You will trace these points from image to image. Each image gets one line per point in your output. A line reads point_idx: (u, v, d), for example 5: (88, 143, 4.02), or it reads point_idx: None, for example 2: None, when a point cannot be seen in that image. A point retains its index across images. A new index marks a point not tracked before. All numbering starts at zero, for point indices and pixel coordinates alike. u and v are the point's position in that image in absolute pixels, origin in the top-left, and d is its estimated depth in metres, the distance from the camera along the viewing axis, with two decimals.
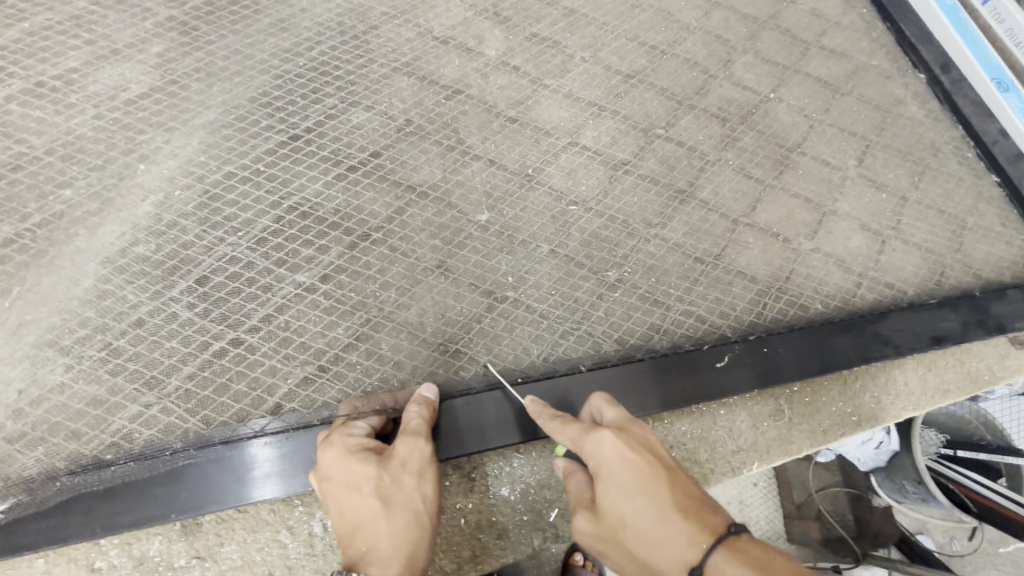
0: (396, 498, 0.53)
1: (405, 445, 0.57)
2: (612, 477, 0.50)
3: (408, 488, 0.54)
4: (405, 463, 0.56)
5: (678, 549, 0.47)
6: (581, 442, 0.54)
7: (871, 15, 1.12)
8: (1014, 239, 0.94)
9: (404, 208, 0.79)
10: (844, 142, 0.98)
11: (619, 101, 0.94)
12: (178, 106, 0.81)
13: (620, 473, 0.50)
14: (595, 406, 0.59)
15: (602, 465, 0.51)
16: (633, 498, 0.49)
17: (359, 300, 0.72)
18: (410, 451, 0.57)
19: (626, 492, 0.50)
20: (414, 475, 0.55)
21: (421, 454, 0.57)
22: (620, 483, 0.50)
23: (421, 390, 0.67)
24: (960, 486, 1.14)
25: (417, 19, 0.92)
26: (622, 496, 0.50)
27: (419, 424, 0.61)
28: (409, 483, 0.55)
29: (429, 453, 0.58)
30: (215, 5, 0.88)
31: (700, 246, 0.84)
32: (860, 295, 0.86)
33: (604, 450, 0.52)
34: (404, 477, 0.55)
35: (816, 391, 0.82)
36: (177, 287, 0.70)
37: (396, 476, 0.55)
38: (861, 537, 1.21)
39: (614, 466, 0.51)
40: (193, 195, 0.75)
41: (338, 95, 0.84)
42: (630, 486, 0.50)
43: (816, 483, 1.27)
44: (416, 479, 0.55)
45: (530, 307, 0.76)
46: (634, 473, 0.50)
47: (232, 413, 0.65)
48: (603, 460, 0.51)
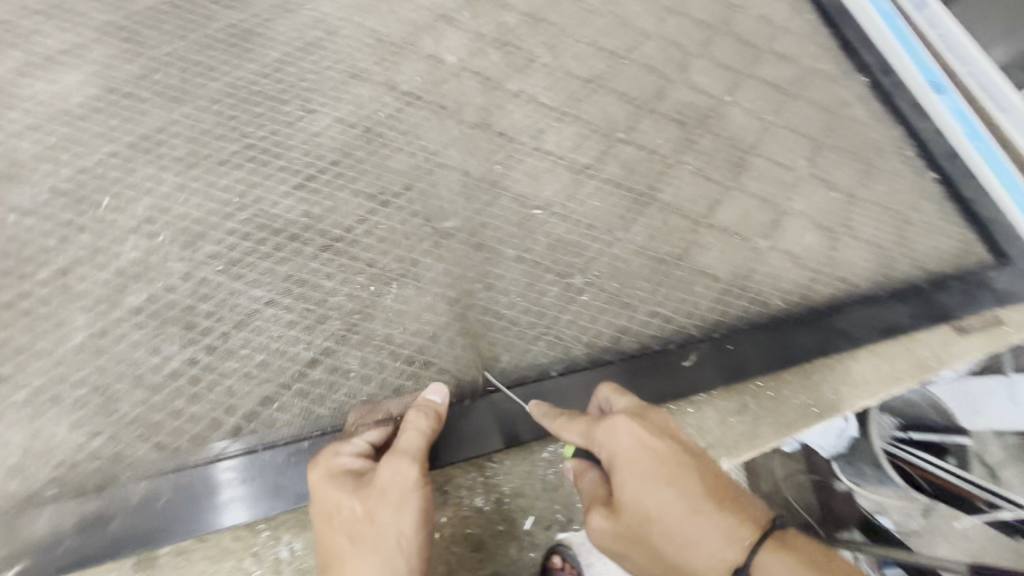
0: (368, 533, 0.50)
1: (386, 468, 0.53)
2: (631, 468, 0.51)
3: (383, 523, 0.51)
4: (381, 492, 0.52)
5: (711, 542, 0.48)
6: (596, 436, 0.54)
7: (816, 21, 1.17)
8: (953, 233, 1.00)
9: (367, 217, 0.77)
10: (796, 143, 1.01)
11: (580, 106, 0.94)
12: (121, 115, 0.76)
13: (641, 464, 0.51)
14: (603, 397, 0.59)
15: (620, 457, 0.52)
16: (657, 490, 0.50)
17: (322, 313, 0.70)
18: (390, 476, 0.52)
19: (648, 483, 0.50)
20: (392, 508, 0.51)
21: (404, 482, 0.52)
22: (641, 475, 0.51)
23: (426, 395, 0.62)
24: (914, 468, 1.20)
25: (374, 24, 0.91)
26: (644, 489, 0.50)
27: (416, 441, 0.56)
28: (384, 518, 0.51)
29: (413, 477, 0.53)
30: (159, 11, 0.84)
31: (663, 248, 0.85)
32: (816, 290, 0.89)
33: (620, 443, 0.52)
34: (379, 509, 0.51)
35: (779, 385, 0.84)
36: (124, 306, 0.66)
37: (371, 507, 0.51)
38: (825, 521, 1.23)
39: (632, 456, 0.51)
40: (140, 209, 0.71)
41: (293, 103, 0.82)
42: (652, 479, 0.50)
43: (783, 471, 1.30)
44: (393, 514, 0.51)
45: (499, 313, 0.76)
46: (656, 464, 0.51)
47: (188, 437, 0.62)
48: (620, 451, 0.52)
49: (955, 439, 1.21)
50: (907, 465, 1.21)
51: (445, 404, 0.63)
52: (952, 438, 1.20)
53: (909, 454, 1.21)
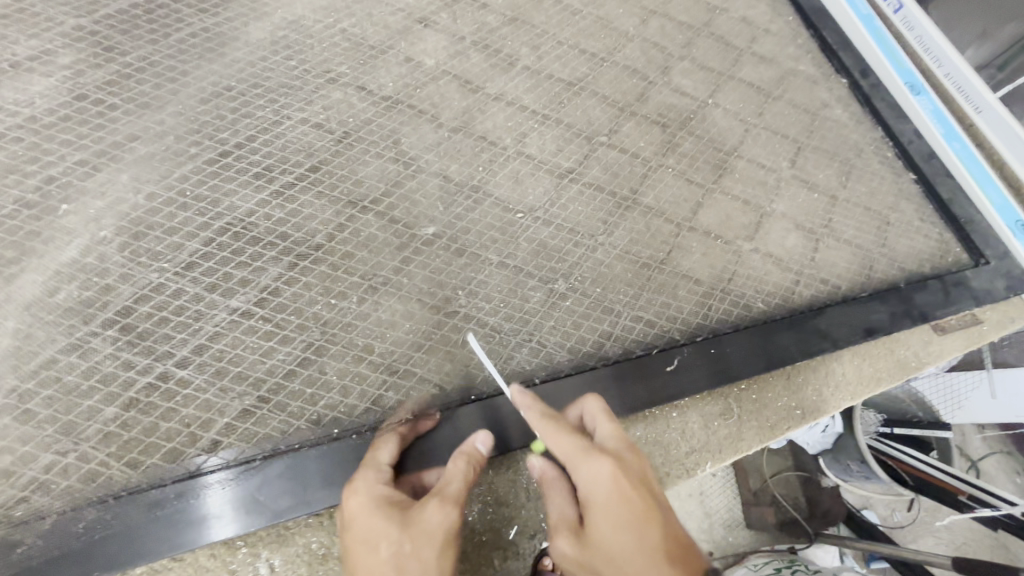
0: (412, 567, 0.46)
1: (436, 513, 0.50)
2: (603, 509, 0.50)
3: (427, 561, 0.47)
4: (427, 531, 0.49)
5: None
6: (576, 466, 0.52)
7: (796, 22, 1.18)
8: (931, 233, 1.01)
9: (345, 224, 0.76)
10: (777, 145, 1.02)
11: (562, 109, 0.94)
12: (90, 122, 0.75)
13: (613, 508, 0.49)
14: (591, 416, 0.60)
15: (594, 496, 0.50)
16: (621, 536, 0.49)
17: (301, 324, 0.69)
18: (436, 518, 0.50)
19: (616, 527, 0.49)
20: (436, 548, 0.48)
21: (447, 524, 0.50)
22: (610, 517, 0.49)
23: (474, 442, 0.60)
24: (899, 462, 1.23)
25: (352, 27, 0.90)
26: (610, 532, 0.49)
27: (458, 488, 0.54)
28: (427, 555, 0.47)
29: (454, 524, 0.50)
30: (130, 15, 0.83)
31: (646, 252, 0.85)
32: (798, 291, 0.89)
33: (597, 483, 0.51)
34: (424, 548, 0.48)
35: (762, 387, 0.85)
36: (95, 319, 0.64)
37: (416, 544, 0.48)
38: (811, 517, 1.26)
39: (606, 500, 0.50)
40: (110, 219, 0.70)
41: (270, 108, 0.81)
42: (620, 524, 0.49)
43: (770, 468, 1.32)
44: (436, 552, 0.48)
45: (480, 321, 0.75)
46: (628, 511, 0.49)
47: (161, 454, 0.61)
48: (595, 491, 0.50)
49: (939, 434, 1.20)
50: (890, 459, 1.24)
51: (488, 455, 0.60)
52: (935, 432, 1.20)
53: (892, 449, 1.24)
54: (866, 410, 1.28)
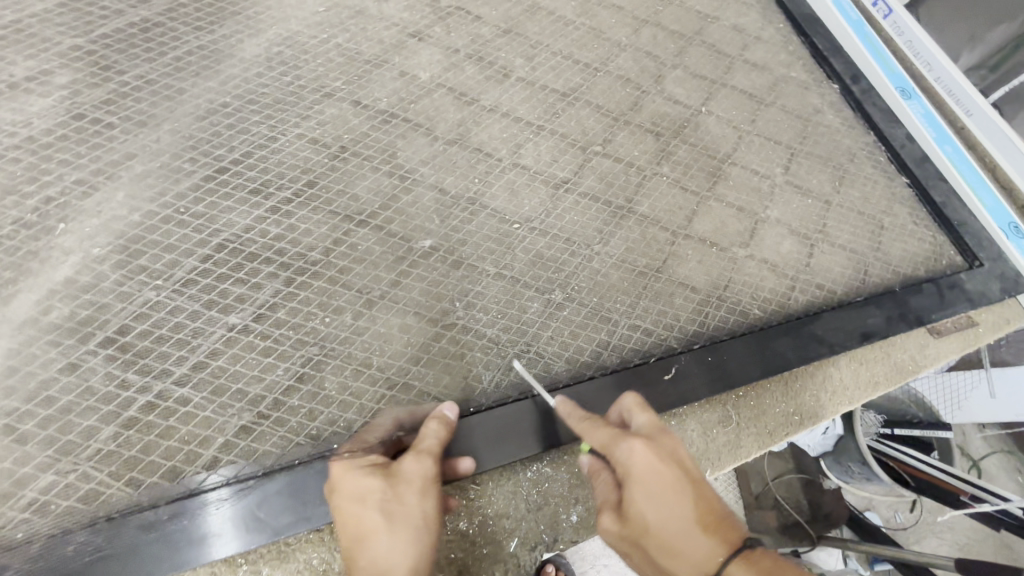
0: (398, 511, 0.52)
1: (412, 461, 0.56)
2: (642, 484, 0.51)
3: (411, 504, 0.53)
4: (408, 479, 0.55)
5: (697, 562, 0.49)
6: (614, 446, 0.54)
7: (787, 30, 1.19)
8: (925, 236, 1.02)
9: (342, 238, 0.76)
10: (770, 151, 1.03)
11: (556, 119, 0.95)
12: (88, 142, 0.75)
13: (650, 482, 0.51)
14: (626, 407, 0.61)
15: (632, 473, 0.52)
16: (660, 507, 0.50)
17: (300, 339, 0.69)
18: (414, 469, 0.56)
19: (654, 499, 0.50)
20: (416, 492, 0.54)
21: (424, 472, 0.56)
22: (648, 491, 0.51)
23: (442, 408, 0.66)
24: (899, 462, 1.24)
25: (347, 42, 0.91)
26: (647, 504, 0.50)
27: (433, 443, 0.60)
28: (410, 499, 0.53)
29: (432, 471, 0.56)
30: (126, 33, 0.83)
31: (642, 260, 0.86)
32: (794, 297, 0.90)
33: (635, 459, 0.52)
34: (407, 493, 0.54)
35: (760, 394, 0.85)
36: (94, 338, 0.64)
37: (399, 491, 0.54)
38: (814, 520, 1.24)
39: (643, 475, 0.51)
40: (109, 238, 0.70)
41: (266, 124, 0.81)
42: (659, 495, 0.50)
43: (772, 471, 1.32)
44: (418, 497, 0.54)
45: (478, 333, 0.75)
46: (665, 483, 0.51)
47: (161, 472, 0.61)
48: (633, 468, 0.52)
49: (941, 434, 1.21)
50: (890, 459, 1.25)
51: (455, 419, 0.67)
52: (936, 432, 1.21)
53: (894, 449, 1.25)
54: (866, 411, 1.29)
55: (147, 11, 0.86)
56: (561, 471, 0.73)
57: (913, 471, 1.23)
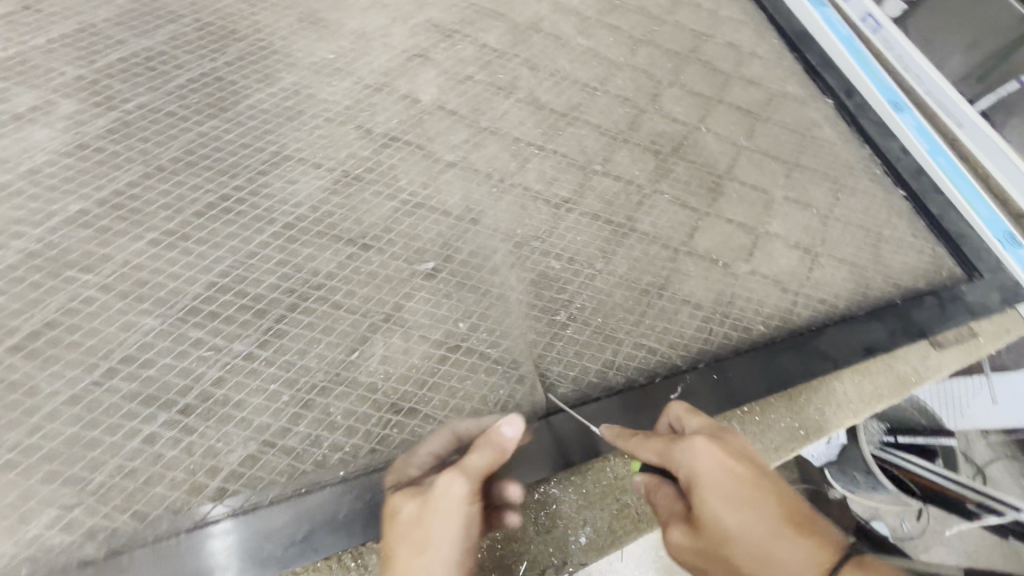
0: (414, 532, 0.51)
1: (442, 479, 0.54)
2: (710, 485, 0.52)
3: (431, 525, 0.51)
4: (435, 498, 0.52)
5: (795, 567, 0.47)
6: (672, 452, 0.56)
7: (780, 47, 1.23)
8: (924, 248, 1.03)
9: (346, 262, 0.77)
10: (768, 166, 1.05)
11: (556, 139, 0.97)
12: (91, 171, 0.76)
13: (719, 480, 0.52)
14: (678, 417, 0.63)
15: (700, 474, 0.53)
16: (736, 508, 0.50)
17: (304, 365, 0.69)
18: (445, 488, 0.53)
19: (726, 498, 0.51)
20: (439, 514, 0.51)
21: (455, 495, 0.52)
22: (719, 491, 0.51)
23: (499, 426, 0.61)
24: (904, 471, 1.23)
25: (350, 69, 0.93)
26: (723, 504, 0.51)
27: (474, 463, 0.56)
28: (433, 522, 0.51)
29: (462, 492, 0.53)
30: (131, 63, 0.85)
31: (645, 278, 0.87)
32: (797, 312, 0.90)
33: (700, 459, 0.53)
34: (430, 515, 0.51)
35: (764, 409, 0.85)
36: (98, 369, 0.64)
37: (423, 511, 0.52)
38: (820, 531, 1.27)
39: (710, 473, 0.52)
40: (113, 267, 0.70)
41: (270, 151, 0.82)
42: (731, 495, 0.51)
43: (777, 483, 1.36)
44: (439, 518, 0.51)
45: (483, 354, 0.75)
46: (735, 481, 0.52)
47: (166, 504, 0.60)
48: (699, 469, 0.53)
49: (944, 440, 1.22)
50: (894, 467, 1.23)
51: (518, 439, 0.60)
52: (939, 438, 1.22)
53: (897, 457, 1.23)
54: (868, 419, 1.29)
55: (151, 40, 0.88)
56: (568, 492, 0.73)
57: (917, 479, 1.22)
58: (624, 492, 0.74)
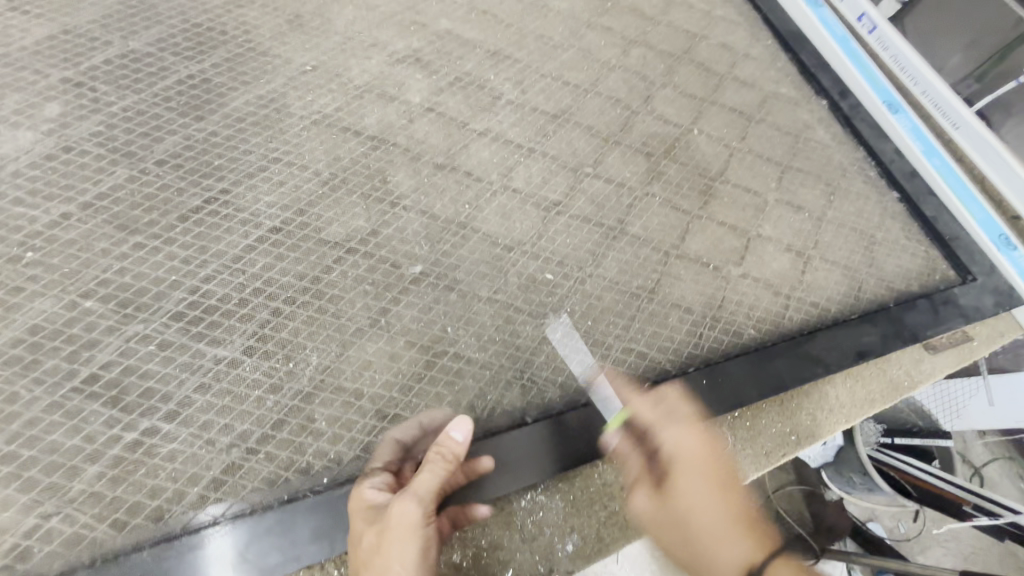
0: (373, 562, 0.50)
1: (395, 506, 0.53)
2: (687, 463, 0.58)
3: (389, 553, 0.50)
4: (389, 525, 0.52)
5: (734, 550, 0.54)
6: (660, 428, 0.62)
7: (774, 48, 1.22)
8: (917, 251, 1.02)
9: (332, 266, 0.76)
10: (761, 168, 1.04)
11: (547, 140, 0.96)
12: (75, 174, 0.75)
13: (695, 462, 0.58)
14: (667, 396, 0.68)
15: (677, 454, 0.58)
16: (701, 491, 0.56)
17: (288, 371, 0.68)
18: (400, 513, 0.52)
19: (696, 477, 0.57)
20: (395, 541, 0.50)
21: (409, 521, 0.52)
22: (691, 473, 0.57)
23: (447, 433, 0.60)
24: (900, 472, 1.25)
25: (339, 70, 0.92)
26: (692, 482, 0.57)
27: (428, 482, 0.56)
28: (390, 550, 0.50)
29: (415, 517, 0.52)
30: (116, 64, 0.84)
31: (635, 282, 0.86)
32: (788, 316, 0.89)
33: (682, 443, 0.59)
34: (386, 544, 0.51)
35: (755, 415, 0.84)
36: (79, 375, 0.63)
37: (379, 539, 0.51)
38: (818, 533, 1.26)
39: (689, 455, 0.58)
40: (95, 272, 0.69)
41: (257, 153, 0.82)
42: (701, 477, 0.57)
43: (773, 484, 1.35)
44: (396, 545, 0.50)
45: (470, 359, 0.74)
46: (707, 468, 0.58)
47: (146, 512, 0.59)
48: (679, 450, 0.59)
49: (940, 442, 1.21)
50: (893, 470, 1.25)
51: (467, 442, 0.60)
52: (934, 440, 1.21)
53: (896, 459, 1.25)
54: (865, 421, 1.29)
55: (136, 41, 0.87)
56: (555, 499, 0.72)
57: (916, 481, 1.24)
58: (613, 499, 0.74)
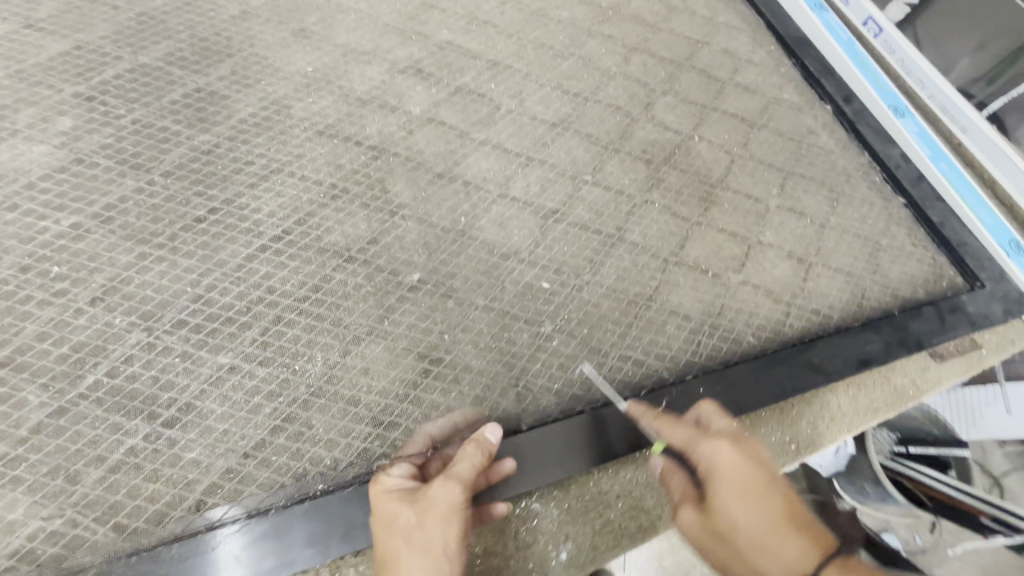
0: (416, 538, 0.53)
1: (440, 487, 0.56)
2: (725, 479, 0.53)
3: (433, 532, 0.53)
4: (433, 506, 0.55)
5: (790, 560, 0.50)
6: (694, 445, 0.58)
7: (778, 53, 1.22)
8: (924, 257, 1.00)
9: (331, 274, 0.77)
10: (763, 174, 1.03)
11: (546, 149, 0.97)
12: (84, 185, 0.77)
13: (734, 478, 0.53)
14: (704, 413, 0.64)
15: (717, 470, 0.54)
16: (745, 505, 0.52)
17: (286, 378, 0.69)
18: (443, 494, 0.56)
19: (737, 494, 0.53)
20: (439, 520, 0.54)
21: (451, 500, 0.56)
22: (732, 487, 0.53)
23: (484, 431, 0.66)
24: (915, 482, 1.21)
25: (341, 82, 0.94)
26: (734, 498, 0.53)
27: (466, 470, 0.60)
28: (432, 527, 0.54)
29: (459, 500, 0.56)
30: (126, 79, 0.87)
31: (633, 289, 0.86)
32: (789, 324, 0.88)
33: (719, 456, 0.55)
34: (429, 521, 0.54)
35: (755, 423, 0.83)
36: (84, 381, 0.65)
37: (422, 517, 0.54)
38: None
39: (726, 471, 0.54)
40: (102, 280, 0.71)
41: (260, 164, 0.84)
42: (743, 492, 0.53)
43: None
44: (441, 524, 0.54)
45: (466, 367, 0.75)
46: (748, 481, 0.53)
47: (146, 516, 0.60)
48: (717, 466, 0.55)
49: (958, 451, 1.22)
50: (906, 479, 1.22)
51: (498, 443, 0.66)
52: (953, 449, 1.22)
53: (909, 468, 1.22)
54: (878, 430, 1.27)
55: (146, 56, 0.89)
56: (550, 507, 0.72)
57: (930, 491, 1.20)
58: (607, 507, 0.73)
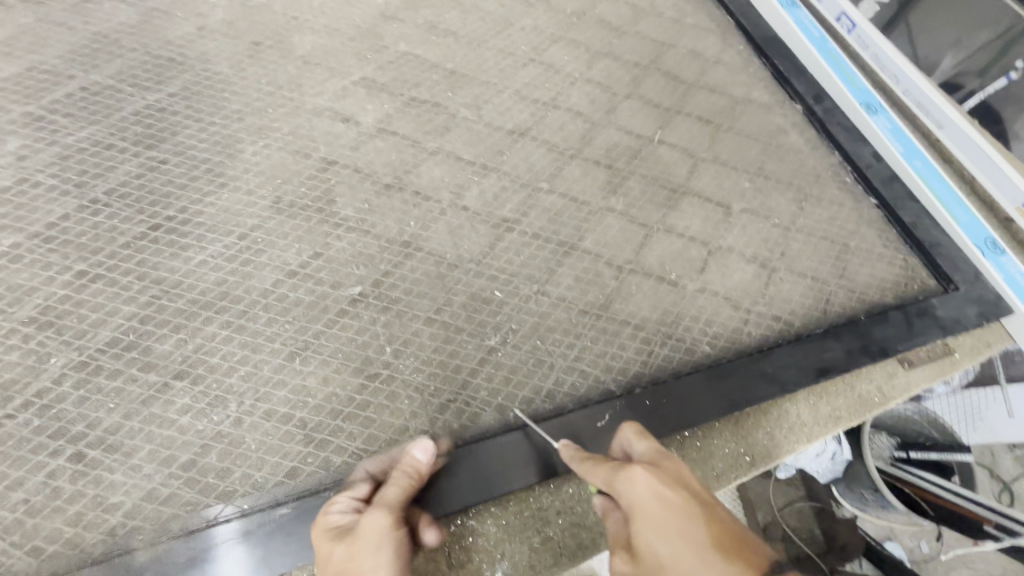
0: (348, 570, 0.52)
1: (368, 517, 0.56)
2: (644, 514, 0.49)
3: (362, 562, 0.52)
4: (363, 537, 0.54)
5: None
6: (615, 480, 0.54)
7: (747, 52, 1.19)
8: (895, 258, 0.97)
9: (270, 289, 0.76)
10: (727, 176, 1.01)
11: (502, 157, 0.95)
12: (26, 205, 0.78)
13: (652, 511, 0.49)
14: (626, 439, 0.61)
15: (636, 505, 0.50)
16: (666, 539, 0.47)
17: (218, 396, 0.69)
18: (371, 524, 0.55)
19: (659, 530, 0.48)
20: (369, 549, 0.53)
21: (380, 528, 0.55)
22: (651, 521, 0.49)
23: (410, 453, 0.66)
24: (916, 489, 1.15)
25: (293, 94, 0.94)
26: (658, 534, 0.48)
27: (394, 497, 0.60)
28: (364, 559, 0.52)
29: (387, 526, 0.55)
30: (76, 98, 0.87)
31: (585, 298, 0.84)
32: (746, 331, 0.85)
33: (637, 489, 0.51)
34: (359, 552, 0.53)
35: (708, 435, 0.81)
36: (12, 403, 0.65)
37: (354, 549, 0.53)
38: (827, 552, 1.20)
39: (644, 504, 0.50)
40: (36, 300, 0.71)
41: (204, 179, 0.83)
42: (663, 526, 0.48)
43: (780, 500, 1.27)
44: (371, 554, 0.52)
45: (404, 381, 0.74)
46: (667, 511, 0.48)
47: (64, 539, 0.60)
48: (635, 500, 0.51)
49: (959, 456, 1.13)
50: (906, 485, 1.15)
51: (429, 462, 0.65)
52: (953, 454, 1.13)
53: (910, 474, 1.15)
54: (876, 433, 1.20)
55: (97, 74, 0.90)
56: (487, 525, 0.70)
57: (930, 497, 1.13)
58: (547, 524, 0.72)
